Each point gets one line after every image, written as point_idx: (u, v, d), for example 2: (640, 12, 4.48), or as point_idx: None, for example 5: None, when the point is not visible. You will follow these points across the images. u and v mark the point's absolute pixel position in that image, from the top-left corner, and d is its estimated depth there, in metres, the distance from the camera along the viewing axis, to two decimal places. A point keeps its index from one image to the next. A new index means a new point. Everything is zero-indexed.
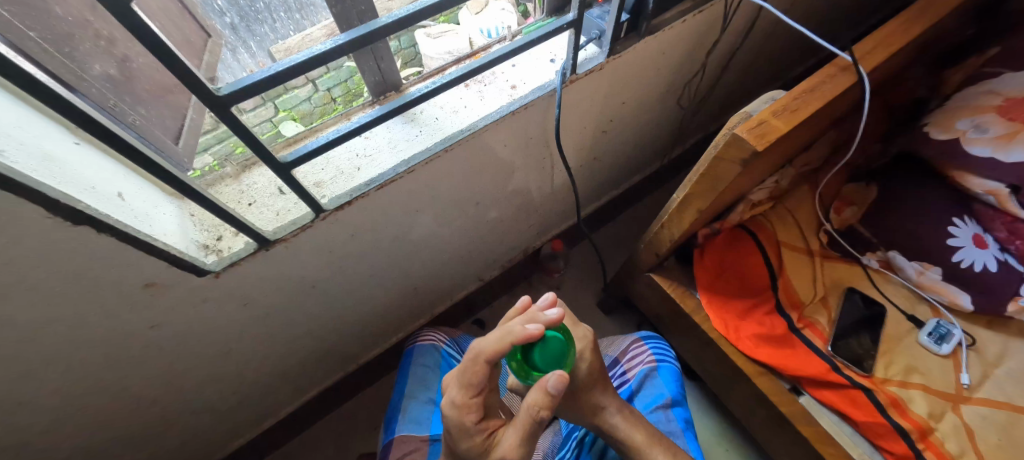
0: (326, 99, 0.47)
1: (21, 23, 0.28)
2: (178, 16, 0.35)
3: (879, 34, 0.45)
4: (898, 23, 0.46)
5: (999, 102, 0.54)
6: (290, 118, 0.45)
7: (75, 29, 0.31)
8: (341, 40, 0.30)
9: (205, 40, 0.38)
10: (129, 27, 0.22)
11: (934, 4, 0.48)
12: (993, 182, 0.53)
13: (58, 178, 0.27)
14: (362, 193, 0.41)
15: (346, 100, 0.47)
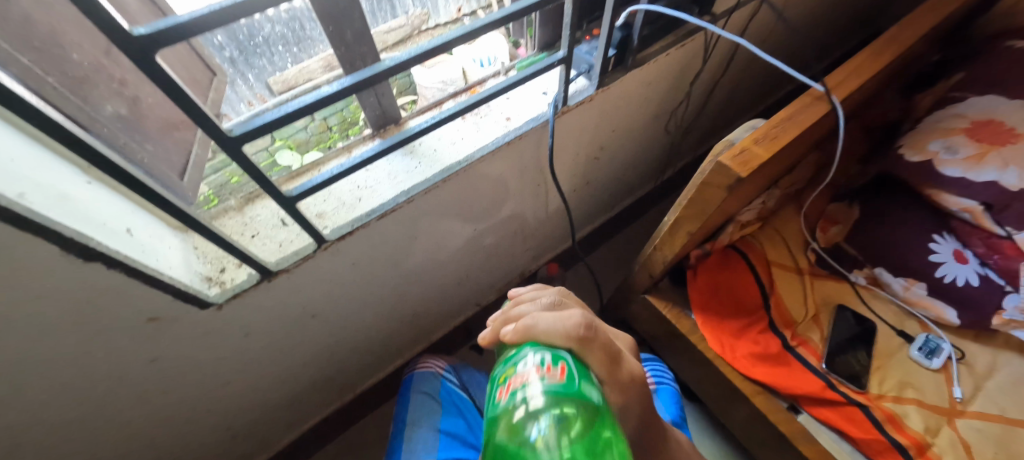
0: (323, 128, 0.50)
1: (41, 69, 0.30)
2: (188, 59, 0.38)
3: (851, 64, 0.48)
4: (868, 54, 0.49)
5: (966, 126, 0.58)
6: (286, 146, 0.48)
7: (87, 73, 0.33)
8: (347, 82, 0.32)
9: (210, 78, 0.40)
10: (153, 76, 0.23)
11: (900, 36, 0.51)
12: (967, 200, 0.55)
13: (72, 217, 0.28)
14: (363, 223, 0.43)
15: (342, 128, 0.50)
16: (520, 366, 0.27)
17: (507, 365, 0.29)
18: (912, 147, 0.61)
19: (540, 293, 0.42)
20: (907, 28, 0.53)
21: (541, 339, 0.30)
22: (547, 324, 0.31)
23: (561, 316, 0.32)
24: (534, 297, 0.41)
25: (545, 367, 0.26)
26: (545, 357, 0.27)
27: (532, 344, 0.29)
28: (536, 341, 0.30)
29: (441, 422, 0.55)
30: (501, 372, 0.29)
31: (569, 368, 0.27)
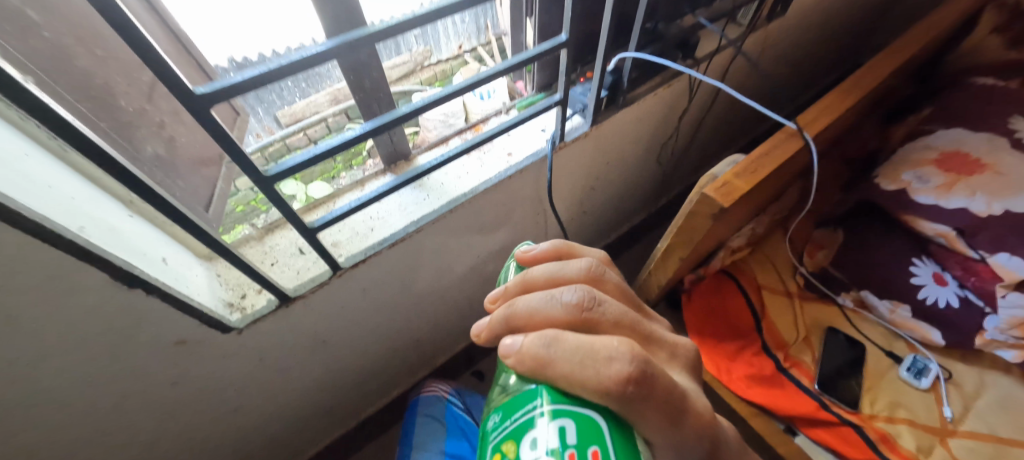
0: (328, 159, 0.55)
1: (95, 117, 0.34)
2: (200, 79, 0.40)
3: (820, 104, 0.53)
4: (836, 95, 0.54)
5: (934, 157, 0.62)
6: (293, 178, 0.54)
7: (131, 117, 0.37)
8: (367, 127, 0.36)
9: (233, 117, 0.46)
10: (208, 127, 0.27)
11: (863, 80, 0.56)
12: (941, 226, 0.59)
13: (120, 247, 0.31)
14: (375, 251, 0.46)
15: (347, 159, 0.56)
16: (535, 444, 0.23)
17: (512, 429, 0.24)
18: (887, 177, 0.65)
19: (558, 267, 0.36)
20: (869, 72, 0.59)
21: (562, 387, 0.25)
22: (578, 366, 0.26)
23: (595, 349, 0.27)
24: (551, 271, 0.35)
25: (571, 449, 0.22)
26: (566, 429, 0.23)
27: (547, 401, 0.25)
28: (553, 395, 0.25)
29: (447, 446, 0.56)
30: (508, 438, 0.24)
31: (599, 438, 0.23)
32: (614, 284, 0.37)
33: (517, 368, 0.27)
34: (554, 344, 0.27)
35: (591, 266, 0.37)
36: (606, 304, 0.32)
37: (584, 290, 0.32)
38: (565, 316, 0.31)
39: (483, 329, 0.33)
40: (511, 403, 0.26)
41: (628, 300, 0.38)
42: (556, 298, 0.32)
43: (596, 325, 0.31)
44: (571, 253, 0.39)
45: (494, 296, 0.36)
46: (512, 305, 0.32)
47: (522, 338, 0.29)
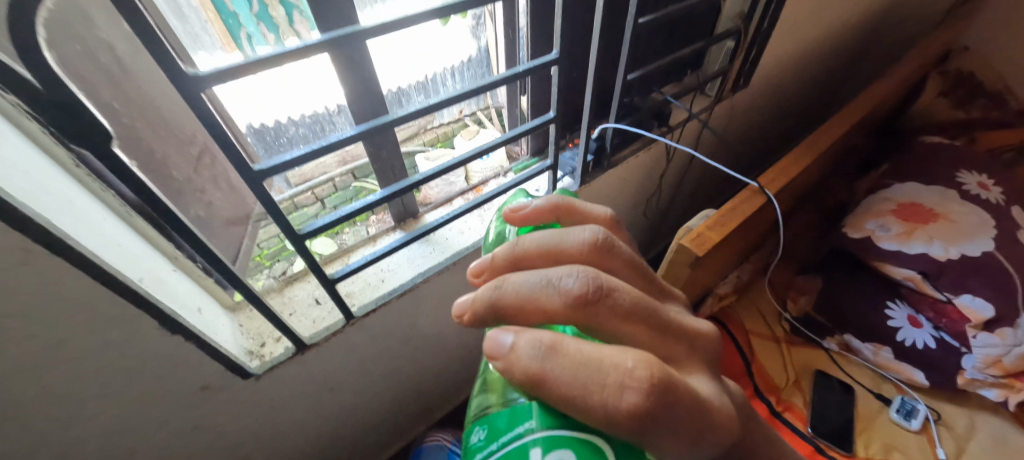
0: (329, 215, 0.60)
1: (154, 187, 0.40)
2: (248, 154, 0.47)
3: (775, 169, 0.61)
4: (784, 164, 0.63)
5: (893, 208, 0.69)
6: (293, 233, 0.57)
7: (181, 185, 0.44)
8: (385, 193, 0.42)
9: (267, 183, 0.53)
10: (258, 196, 0.33)
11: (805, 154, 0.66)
12: (907, 270, 0.63)
13: (168, 297, 0.35)
14: (385, 301, 0.50)
15: None
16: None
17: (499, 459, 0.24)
18: (853, 225, 0.71)
19: (555, 236, 0.30)
20: (812, 144, 0.69)
21: (555, 416, 0.24)
22: (580, 388, 0.21)
23: (602, 367, 0.21)
24: (547, 239, 0.30)
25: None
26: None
27: (539, 433, 0.24)
28: (545, 426, 0.24)
29: None
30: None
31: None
32: (627, 256, 0.31)
33: (503, 376, 0.23)
34: (550, 356, 0.22)
35: (599, 234, 0.30)
36: (619, 289, 0.26)
37: (590, 272, 0.26)
38: (565, 307, 0.25)
39: (465, 309, 0.28)
40: (499, 423, 0.26)
41: (642, 273, 0.32)
42: (554, 283, 0.25)
43: (604, 318, 0.25)
44: (571, 212, 0.36)
45: (480, 266, 0.31)
46: (499, 284, 0.27)
47: (511, 337, 0.23)
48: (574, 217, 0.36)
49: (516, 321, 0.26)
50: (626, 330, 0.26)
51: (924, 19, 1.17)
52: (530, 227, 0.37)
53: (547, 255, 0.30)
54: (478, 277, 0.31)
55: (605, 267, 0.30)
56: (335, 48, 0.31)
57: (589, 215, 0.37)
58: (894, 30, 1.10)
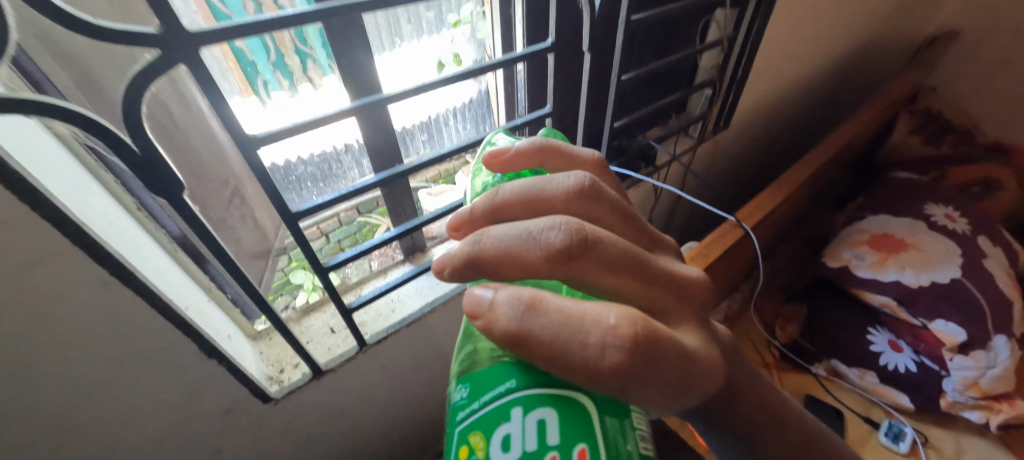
0: (334, 248, 0.74)
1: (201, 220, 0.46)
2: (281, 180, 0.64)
3: (744, 212, 0.69)
4: (756, 201, 0.71)
5: (867, 238, 0.74)
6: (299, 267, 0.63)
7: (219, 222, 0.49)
8: (396, 232, 0.47)
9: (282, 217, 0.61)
10: (295, 233, 0.38)
11: (777, 192, 0.73)
12: (885, 296, 0.68)
13: (206, 323, 0.39)
14: (395, 329, 0.54)
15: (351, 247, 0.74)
16: (508, 445, 0.21)
17: (481, 418, 0.22)
18: (831, 256, 0.76)
19: (535, 185, 0.28)
20: (785, 180, 0.76)
21: (541, 374, 0.22)
22: (562, 348, 0.20)
23: (586, 324, 0.20)
24: (528, 188, 0.28)
25: (551, 450, 0.20)
26: (545, 427, 0.21)
27: (523, 391, 0.22)
28: (529, 384, 0.22)
29: None
30: (475, 427, 0.22)
31: (584, 433, 0.21)
32: (610, 202, 0.29)
33: (484, 336, 0.22)
34: (531, 315, 0.20)
35: (582, 181, 0.28)
36: (603, 241, 0.24)
37: (573, 224, 0.24)
38: (546, 261, 0.23)
39: (441, 264, 0.25)
40: (482, 380, 0.23)
41: (626, 218, 0.30)
42: (535, 236, 0.23)
43: (588, 272, 0.23)
44: (554, 152, 0.34)
45: (456, 219, 0.28)
46: (479, 237, 0.24)
47: (491, 296, 0.22)
48: (557, 158, 0.34)
49: (497, 278, 0.24)
50: (611, 283, 0.24)
51: (890, 65, 1.28)
52: (512, 173, 0.35)
53: (527, 204, 0.28)
54: (456, 232, 0.29)
55: (589, 216, 0.28)
56: (363, 112, 0.38)
57: (573, 156, 0.35)
58: (861, 76, 1.20)
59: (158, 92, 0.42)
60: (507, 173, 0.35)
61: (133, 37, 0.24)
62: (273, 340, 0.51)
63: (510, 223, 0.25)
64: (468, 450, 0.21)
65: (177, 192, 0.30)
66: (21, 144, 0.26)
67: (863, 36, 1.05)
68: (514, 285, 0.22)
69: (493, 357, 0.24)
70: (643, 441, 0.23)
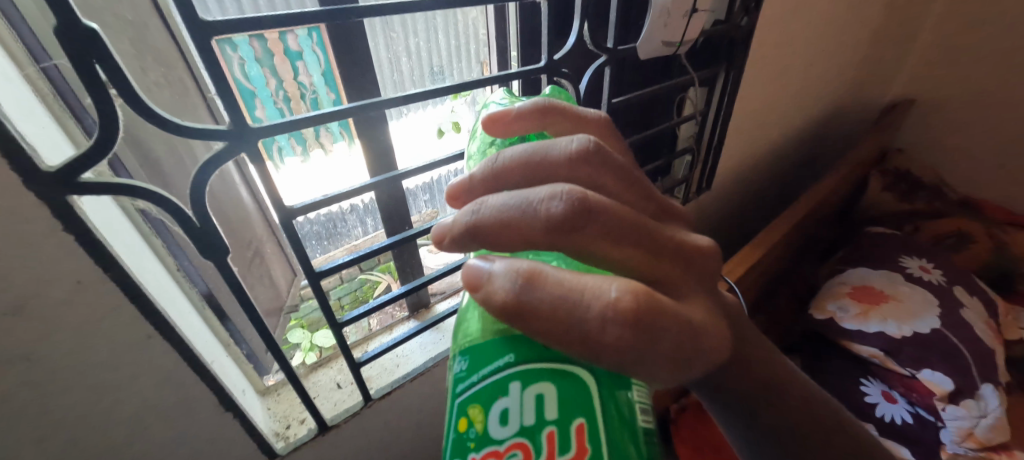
0: (338, 305, 0.78)
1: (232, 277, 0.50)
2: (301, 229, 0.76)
3: (731, 264, 0.75)
4: (742, 254, 0.77)
5: (849, 290, 0.82)
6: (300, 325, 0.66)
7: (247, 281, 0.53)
8: (401, 291, 0.51)
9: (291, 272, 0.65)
10: (316, 293, 0.43)
11: (759, 246, 0.79)
12: (872, 347, 0.74)
13: (227, 377, 0.42)
14: (399, 383, 0.56)
15: (352, 304, 0.78)
16: (506, 419, 0.21)
17: (481, 391, 0.22)
18: (817, 308, 0.83)
19: (537, 149, 0.26)
20: (766, 235, 0.82)
21: (540, 349, 0.23)
22: (560, 323, 0.20)
23: (583, 299, 0.20)
24: (529, 153, 0.26)
25: (549, 424, 0.21)
26: (543, 401, 0.21)
27: (520, 366, 0.22)
28: (528, 359, 0.22)
29: None
30: (475, 399, 0.22)
31: (582, 406, 0.22)
32: (617, 165, 0.27)
33: (483, 309, 0.21)
34: (530, 288, 0.20)
35: (586, 143, 0.26)
36: (609, 210, 0.22)
37: (577, 193, 0.22)
38: (547, 233, 0.21)
39: (441, 236, 0.24)
40: (483, 352, 0.23)
41: (635, 182, 0.28)
42: (535, 207, 0.22)
43: (593, 244, 0.22)
44: (558, 113, 0.32)
45: (455, 188, 0.26)
46: (478, 207, 0.23)
47: (489, 269, 0.21)
48: (560, 121, 0.32)
49: (494, 250, 0.22)
50: (618, 255, 0.22)
51: (856, 129, 1.39)
52: (513, 137, 0.32)
53: (529, 170, 0.26)
54: (454, 201, 0.27)
55: (595, 181, 0.26)
56: (380, 186, 0.44)
57: (578, 117, 0.33)
58: (831, 139, 1.31)
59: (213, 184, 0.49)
60: (508, 138, 0.32)
61: (206, 132, 0.31)
62: (281, 395, 0.53)
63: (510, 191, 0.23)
64: (467, 422, 0.22)
65: (222, 255, 0.35)
66: (100, 216, 0.30)
67: (826, 105, 1.17)
68: (512, 257, 0.22)
69: (492, 329, 0.24)
70: (644, 415, 0.24)
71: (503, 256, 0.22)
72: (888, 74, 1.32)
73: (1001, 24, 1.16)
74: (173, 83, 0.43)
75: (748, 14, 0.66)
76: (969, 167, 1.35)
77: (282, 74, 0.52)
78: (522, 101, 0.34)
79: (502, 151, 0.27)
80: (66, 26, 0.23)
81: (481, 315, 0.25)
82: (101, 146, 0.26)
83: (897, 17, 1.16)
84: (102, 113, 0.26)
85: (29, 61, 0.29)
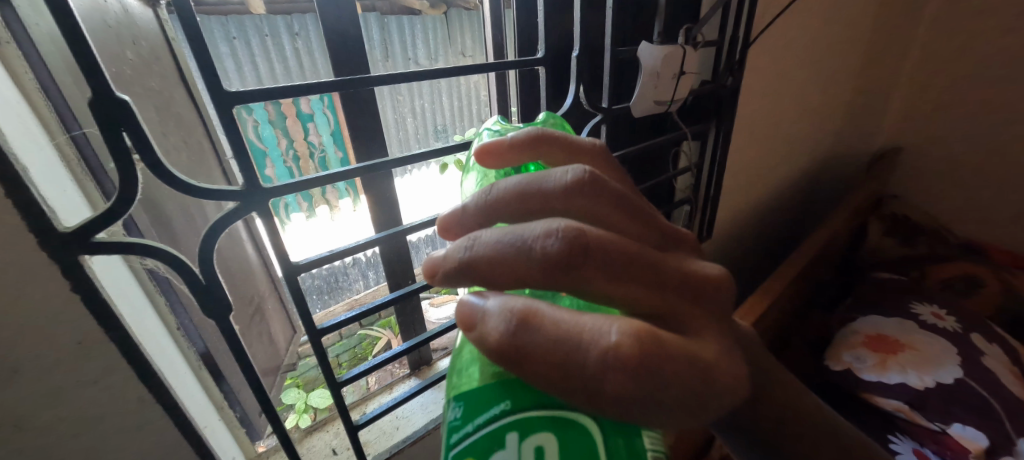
0: (335, 363, 0.76)
1: (237, 325, 0.50)
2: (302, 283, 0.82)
3: (741, 313, 0.74)
4: (748, 305, 0.76)
5: (864, 339, 0.81)
6: (296, 385, 0.65)
7: (251, 340, 0.52)
8: (401, 348, 0.49)
9: (291, 334, 0.65)
10: (315, 348, 0.41)
11: (765, 298, 0.78)
12: (895, 400, 0.71)
13: (216, 443, 0.40)
14: (398, 448, 0.53)
15: (350, 363, 0.76)
16: None
17: (475, 444, 0.21)
18: (833, 359, 0.82)
19: (532, 180, 0.26)
20: (772, 285, 0.82)
21: (537, 395, 0.21)
22: (556, 366, 0.19)
23: (581, 342, 0.19)
24: (524, 183, 0.26)
25: None
26: (544, 456, 0.20)
27: (517, 415, 0.21)
28: (524, 407, 0.21)
29: None
30: (469, 453, 0.21)
31: (585, 458, 0.20)
32: (615, 194, 0.26)
33: (477, 349, 0.21)
34: (526, 328, 0.20)
35: (582, 174, 0.26)
36: (608, 245, 0.22)
37: (572, 229, 0.21)
38: (544, 273, 0.21)
39: (434, 268, 0.24)
40: (478, 398, 0.22)
41: (636, 209, 0.27)
42: (530, 245, 0.22)
43: (590, 282, 0.21)
44: (553, 141, 0.31)
45: (447, 218, 0.27)
46: (471, 243, 0.23)
47: (483, 307, 0.21)
48: (555, 148, 0.32)
49: (489, 287, 0.22)
50: (623, 295, 0.22)
51: (847, 177, 1.43)
52: (506, 166, 0.32)
53: (525, 201, 0.26)
54: (447, 231, 0.27)
55: (594, 212, 0.26)
56: (385, 241, 0.45)
57: (572, 142, 0.33)
58: (824, 188, 1.35)
59: (223, 249, 0.50)
60: (504, 167, 0.32)
61: (220, 194, 0.32)
62: None
63: (506, 226, 0.23)
64: None
65: (224, 313, 0.35)
66: (108, 277, 0.30)
67: (816, 155, 1.21)
68: (507, 294, 0.21)
69: (488, 371, 0.23)
70: None
71: (498, 293, 0.22)
72: (871, 127, 1.39)
73: (972, 78, 1.23)
74: (191, 145, 0.45)
75: (733, 75, 0.70)
76: (966, 212, 1.37)
77: (293, 135, 0.76)
78: (517, 130, 0.33)
79: (496, 180, 0.27)
80: (100, 98, 0.25)
81: (477, 357, 0.24)
82: (118, 208, 0.27)
83: (871, 74, 1.25)
84: (123, 178, 0.27)
85: (62, 130, 0.30)
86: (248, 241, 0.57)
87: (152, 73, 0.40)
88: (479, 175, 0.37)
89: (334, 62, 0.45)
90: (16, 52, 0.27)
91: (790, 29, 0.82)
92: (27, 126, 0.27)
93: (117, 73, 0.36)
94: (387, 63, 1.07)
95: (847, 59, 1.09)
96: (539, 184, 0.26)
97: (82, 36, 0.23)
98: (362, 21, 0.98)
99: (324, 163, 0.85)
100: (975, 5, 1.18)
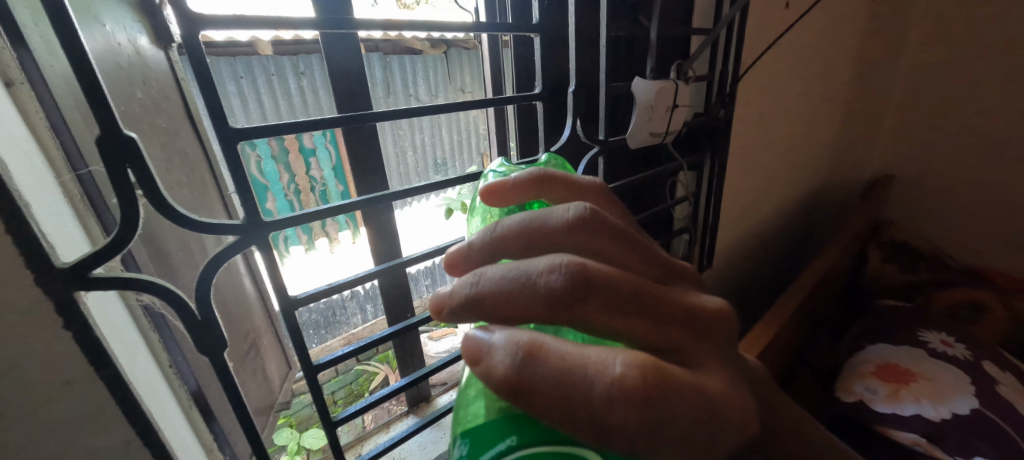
0: (331, 400, 0.74)
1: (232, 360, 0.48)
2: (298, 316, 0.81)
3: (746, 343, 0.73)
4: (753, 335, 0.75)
5: (874, 369, 0.79)
6: (290, 424, 0.63)
7: (245, 378, 0.51)
8: (398, 384, 0.48)
9: (286, 370, 0.63)
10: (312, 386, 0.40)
11: (770, 328, 0.77)
12: (911, 433, 0.68)
13: None
14: None
15: (345, 400, 0.74)
16: None
17: None
18: (843, 390, 0.80)
19: (534, 217, 0.26)
20: (776, 314, 0.81)
21: (544, 430, 0.21)
22: (562, 400, 0.18)
23: (586, 374, 0.19)
24: (528, 220, 0.26)
25: None
26: None
27: (523, 451, 0.20)
28: (530, 442, 0.21)
29: None
30: None
31: None
32: (616, 230, 0.26)
33: (481, 384, 0.21)
34: (531, 362, 0.19)
35: (584, 210, 0.26)
36: (610, 279, 0.22)
37: (574, 264, 0.21)
38: (548, 308, 0.21)
39: (438, 305, 0.23)
40: (483, 435, 0.22)
41: (638, 245, 0.27)
42: (534, 280, 0.21)
43: (594, 316, 0.21)
44: (554, 180, 0.32)
45: (452, 256, 0.27)
46: (476, 279, 0.23)
47: (488, 341, 0.21)
48: (556, 187, 0.32)
49: (493, 322, 0.22)
50: (627, 328, 0.21)
51: (842, 204, 1.45)
52: (509, 206, 0.32)
53: (528, 237, 0.26)
54: (452, 269, 0.27)
55: (596, 246, 0.26)
56: (384, 274, 0.44)
57: (574, 182, 0.33)
58: (820, 215, 1.36)
59: (219, 283, 0.49)
60: (505, 207, 0.32)
61: (220, 228, 0.32)
62: None
63: (510, 261, 0.23)
64: None
65: (219, 349, 0.34)
66: (103, 315, 0.29)
67: (810, 183, 1.23)
68: (512, 329, 0.21)
69: (494, 407, 0.22)
70: None
71: (503, 327, 0.21)
72: (862, 155, 1.42)
73: (957, 109, 1.27)
74: (194, 181, 0.46)
75: (724, 107, 0.72)
76: (964, 238, 1.37)
77: (295, 169, 0.83)
78: (518, 171, 0.34)
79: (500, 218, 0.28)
80: (106, 136, 0.25)
81: (482, 391, 0.24)
82: (117, 243, 0.27)
83: (858, 105, 1.29)
84: (126, 212, 0.27)
85: (67, 168, 0.31)
86: (247, 275, 0.57)
87: (160, 111, 0.42)
88: (482, 218, 0.37)
89: (338, 99, 0.46)
90: (30, 92, 0.28)
91: (777, 64, 0.85)
92: (33, 164, 0.27)
93: (125, 111, 0.37)
94: (389, 100, 1.09)
95: (834, 91, 1.13)
96: (542, 220, 0.26)
97: (93, 75, 0.24)
98: (365, 61, 1.01)
99: (324, 196, 0.91)
100: (953, 40, 1.23)
